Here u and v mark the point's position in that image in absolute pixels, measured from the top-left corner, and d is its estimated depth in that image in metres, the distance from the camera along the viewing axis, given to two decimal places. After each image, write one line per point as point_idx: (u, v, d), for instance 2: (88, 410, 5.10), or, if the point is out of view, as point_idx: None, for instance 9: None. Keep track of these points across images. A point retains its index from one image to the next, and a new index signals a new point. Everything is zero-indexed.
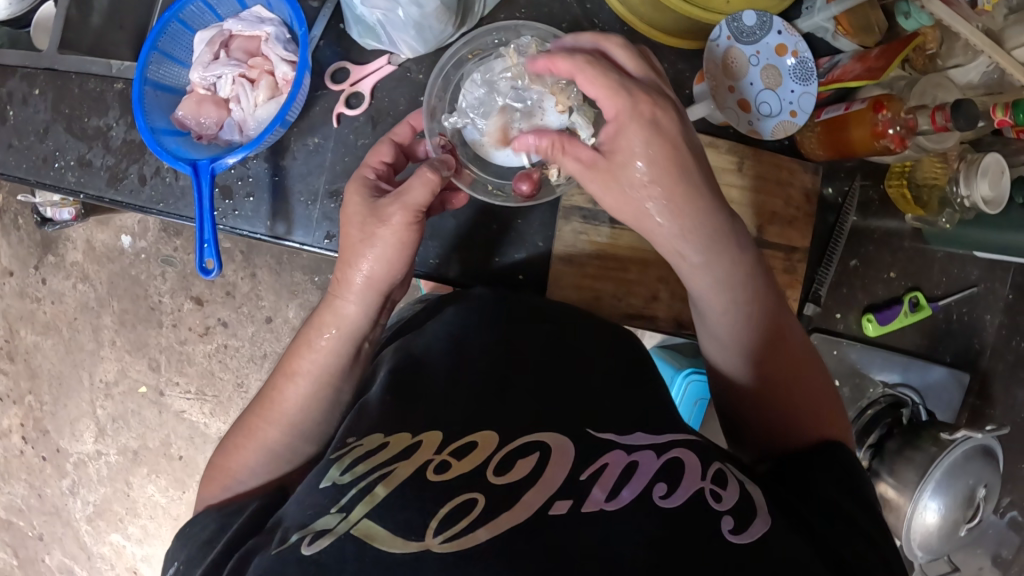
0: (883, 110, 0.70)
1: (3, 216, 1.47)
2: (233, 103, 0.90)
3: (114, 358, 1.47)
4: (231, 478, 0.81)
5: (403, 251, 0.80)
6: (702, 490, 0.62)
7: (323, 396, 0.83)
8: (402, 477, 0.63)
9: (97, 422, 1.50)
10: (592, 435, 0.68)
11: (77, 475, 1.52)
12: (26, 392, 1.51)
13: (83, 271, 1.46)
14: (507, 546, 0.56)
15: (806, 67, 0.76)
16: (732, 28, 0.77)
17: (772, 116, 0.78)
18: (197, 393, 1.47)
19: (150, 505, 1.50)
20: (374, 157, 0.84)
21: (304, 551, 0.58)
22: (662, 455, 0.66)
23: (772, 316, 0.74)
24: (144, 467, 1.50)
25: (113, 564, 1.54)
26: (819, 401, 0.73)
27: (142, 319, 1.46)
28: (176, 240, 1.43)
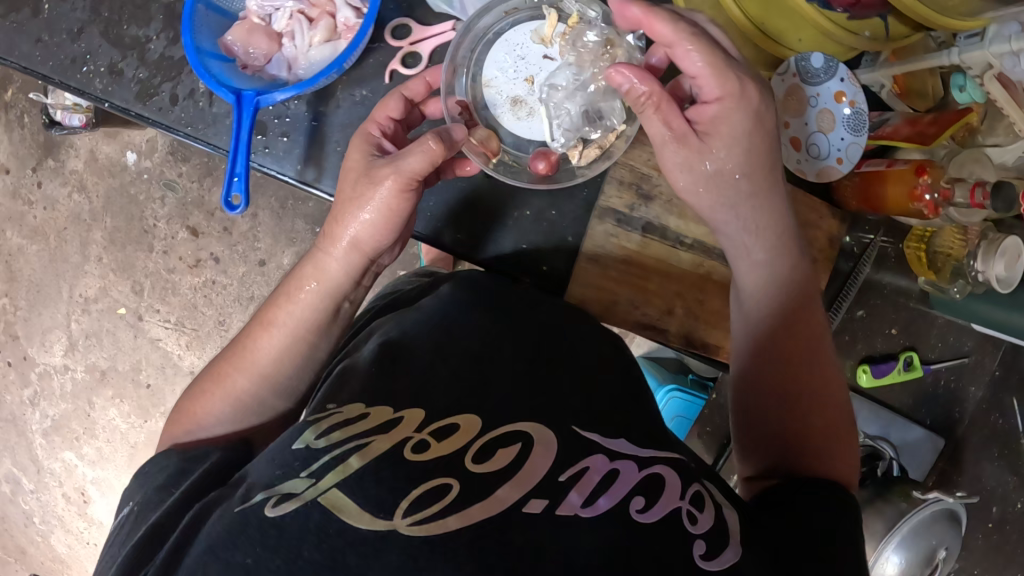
0: (925, 175, 0.72)
1: (7, 110, 1.41)
2: (287, 39, 0.88)
3: (97, 275, 1.44)
4: (195, 423, 0.81)
5: (392, 217, 0.80)
6: (679, 509, 0.62)
7: (297, 348, 0.82)
8: (378, 451, 0.64)
9: (69, 336, 1.46)
10: (579, 434, 0.68)
11: (40, 386, 1.48)
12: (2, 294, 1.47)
13: (81, 182, 1.42)
14: (474, 537, 0.56)
15: (861, 118, 0.75)
16: (798, 67, 0.76)
17: (820, 158, 0.76)
18: (177, 324, 1.45)
19: (109, 428, 1.48)
20: (381, 113, 0.84)
21: (267, 512, 0.59)
22: (643, 469, 0.65)
23: (808, 338, 0.77)
24: (109, 389, 1.47)
25: (62, 481, 1.51)
26: (833, 434, 0.73)
27: (133, 239, 1.43)
28: (181, 166, 1.39)
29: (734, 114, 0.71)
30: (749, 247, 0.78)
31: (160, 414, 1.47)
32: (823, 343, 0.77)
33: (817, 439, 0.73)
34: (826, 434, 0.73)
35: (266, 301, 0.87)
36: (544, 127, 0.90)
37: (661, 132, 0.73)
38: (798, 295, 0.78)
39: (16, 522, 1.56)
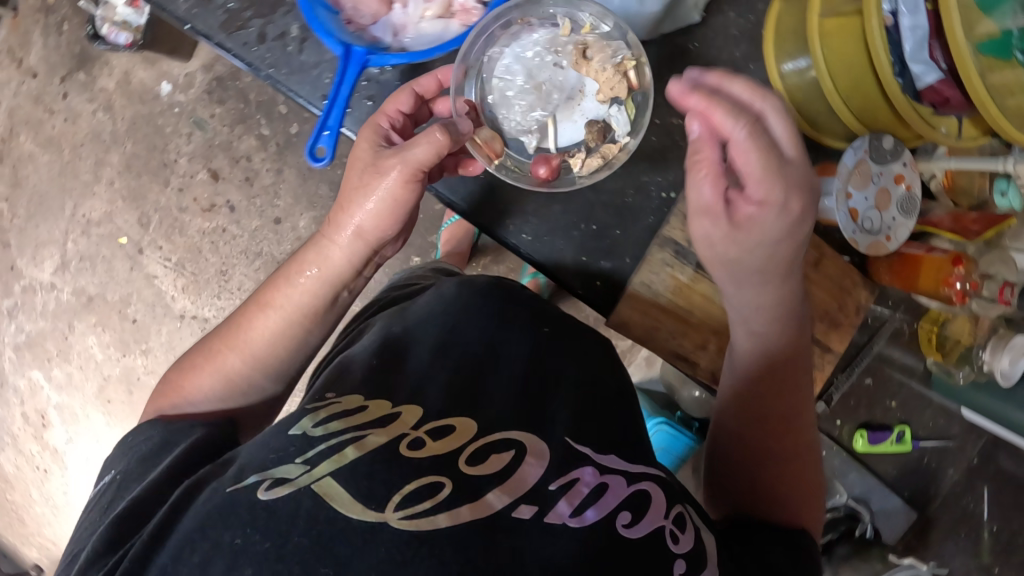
0: (960, 265, 0.79)
1: (47, 14, 1.37)
2: (398, 5, 0.89)
3: (106, 199, 1.40)
4: (183, 399, 0.78)
5: (398, 206, 0.77)
6: (663, 528, 0.61)
7: (291, 331, 0.81)
8: (374, 445, 0.61)
9: (61, 255, 1.42)
10: (571, 445, 0.67)
11: (21, 300, 1.44)
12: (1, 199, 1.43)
13: (109, 102, 1.38)
14: (462, 538, 0.54)
15: (911, 201, 0.81)
16: (871, 144, 0.78)
17: (871, 233, 0.79)
18: (177, 265, 1.42)
19: (84, 356, 1.45)
20: (391, 105, 0.80)
21: (259, 495, 0.55)
22: (632, 484, 0.64)
23: (786, 401, 0.77)
24: (93, 316, 1.44)
25: (24, 401, 1.47)
26: (801, 495, 0.75)
27: (150, 171, 1.39)
28: (216, 108, 1.37)
29: (779, 213, 0.67)
30: (747, 319, 0.77)
31: (139, 351, 1.45)
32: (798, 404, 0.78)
33: (782, 488, 0.74)
34: (794, 495, 0.75)
35: (265, 282, 0.85)
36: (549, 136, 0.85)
37: (703, 201, 0.68)
38: (786, 359, 0.78)
39: None
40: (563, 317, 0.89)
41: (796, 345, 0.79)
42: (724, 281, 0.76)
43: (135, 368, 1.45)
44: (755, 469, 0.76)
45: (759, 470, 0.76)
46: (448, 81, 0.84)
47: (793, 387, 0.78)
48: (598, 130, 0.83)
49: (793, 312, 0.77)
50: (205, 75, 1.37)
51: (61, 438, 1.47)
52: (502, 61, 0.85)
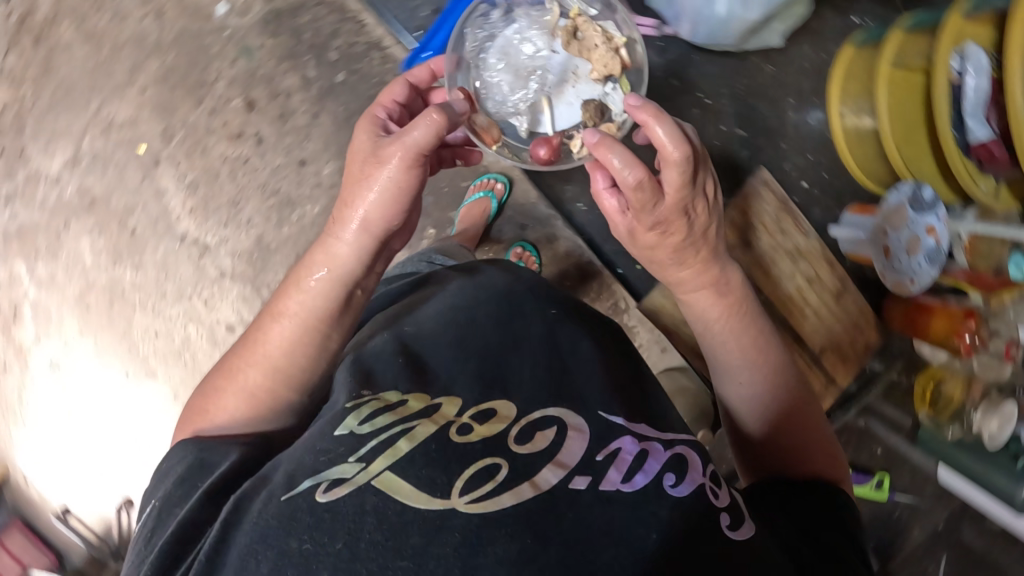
0: (972, 321, 1.02)
1: None
2: None
3: (133, 104, 1.39)
4: (208, 420, 0.77)
5: (402, 195, 0.77)
6: (704, 485, 0.66)
7: (310, 338, 0.79)
8: (423, 436, 0.63)
9: (74, 150, 1.42)
10: (604, 417, 0.70)
11: (21, 187, 1.45)
12: (24, 82, 1.40)
13: (160, 10, 1.37)
14: (531, 517, 0.56)
15: (937, 254, 0.96)
16: (910, 194, 0.98)
17: (896, 270, 1.01)
18: (190, 185, 1.39)
19: (72, 256, 1.47)
20: (387, 97, 0.88)
21: (318, 498, 0.56)
22: (668, 449, 0.69)
23: (758, 386, 0.84)
24: (92, 218, 1.44)
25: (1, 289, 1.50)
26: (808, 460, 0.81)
27: (185, 86, 1.37)
28: (267, 38, 1.35)
29: (650, 230, 0.81)
30: (708, 309, 0.86)
31: (131, 264, 1.44)
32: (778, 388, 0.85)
33: (811, 455, 0.81)
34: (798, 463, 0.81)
35: (273, 294, 0.84)
36: (547, 120, 1.09)
37: (611, 202, 0.84)
38: (749, 354, 0.85)
39: None
40: (578, 311, 0.93)
41: (769, 344, 0.87)
42: (679, 279, 0.87)
43: (122, 279, 1.44)
44: (776, 441, 0.83)
45: (780, 443, 0.83)
46: (440, 75, 1.01)
47: (766, 369, 0.85)
48: (595, 109, 1.05)
49: (744, 312, 0.86)
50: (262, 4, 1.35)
51: (35, 332, 1.51)
52: (498, 61, 1.10)
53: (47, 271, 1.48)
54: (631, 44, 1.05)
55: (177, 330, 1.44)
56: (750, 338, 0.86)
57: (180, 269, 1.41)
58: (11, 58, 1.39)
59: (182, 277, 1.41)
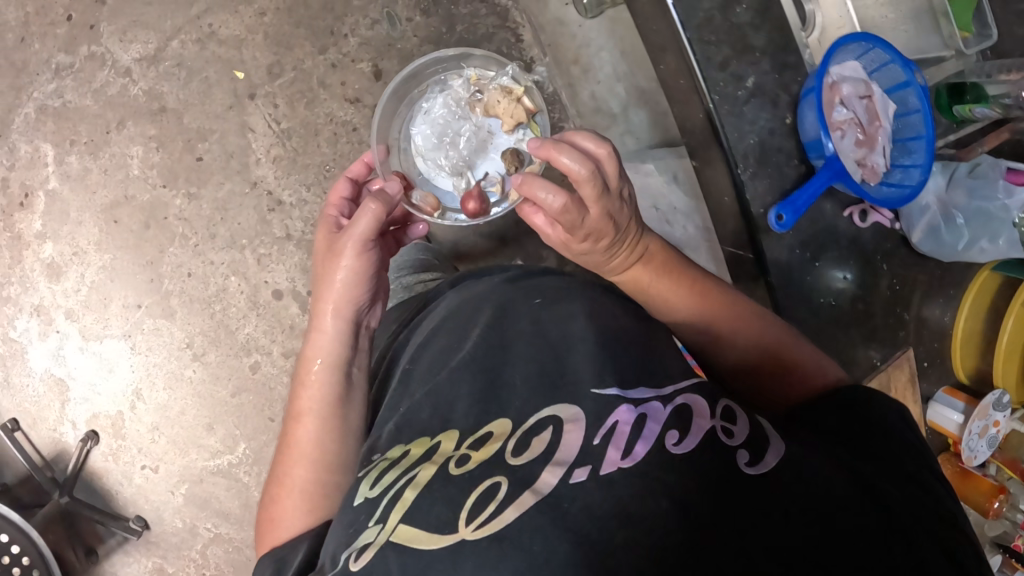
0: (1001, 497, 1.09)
1: None
2: (841, 133, 0.85)
3: (244, 25, 1.26)
4: (280, 533, 0.81)
5: (364, 275, 0.89)
6: (714, 428, 0.61)
7: (332, 424, 0.86)
8: (426, 478, 0.62)
9: (157, 46, 1.28)
10: (597, 394, 0.63)
11: (80, 66, 1.30)
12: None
13: None
14: (535, 522, 0.55)
15: (995, 440, 1.06)
16: (999, 397, 1.04)
17: (972, 455, 1.06)
18: (282, 133, 1.25)
19: (116, 160, 1.30)
20: (335, 201, 0.98)
21: (354, 567, 0.59)
22: (670, 403, 0.63)
23: (742, 356, 0.86)
24: (153, 127, 1.28)
25: (19, 168, 1.35)
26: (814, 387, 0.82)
27: (309, 27, 1.25)
28: (417, 15, 1.23)
29: (576, 229, 0.79)
30: (661, 279, 0.88)
31: (181, 191, 1.29)
32: (760, 341, 0.86)
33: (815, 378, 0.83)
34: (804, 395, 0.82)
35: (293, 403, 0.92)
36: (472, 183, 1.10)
37: (544, 222, 0.82)
38: (721, 329, 0.87)
39: None
40: (585, 291, 0.79)
41: (713, 290, 0.89)
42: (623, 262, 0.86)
43: (168, 205, 1.29)
44: (777, 379, 0.85)
45: (783, 374, 0.84)
46: (373, 162, 1.07)
47: (739, 337, 0.86)
48: (513, 156, 1.07)
49: (693, 277, 0.89)
50: None
51: (44, 226, 1.35)
52: (421, 143, 1.12)
53: (79, 164, 1.32)
54: (530, 92, 1.07)
55: (213, 278, 1.31)
56: (709, 310, 0.87)
57: (240, 218, 1.28)
58: None
59: (240, 226, 1.28)
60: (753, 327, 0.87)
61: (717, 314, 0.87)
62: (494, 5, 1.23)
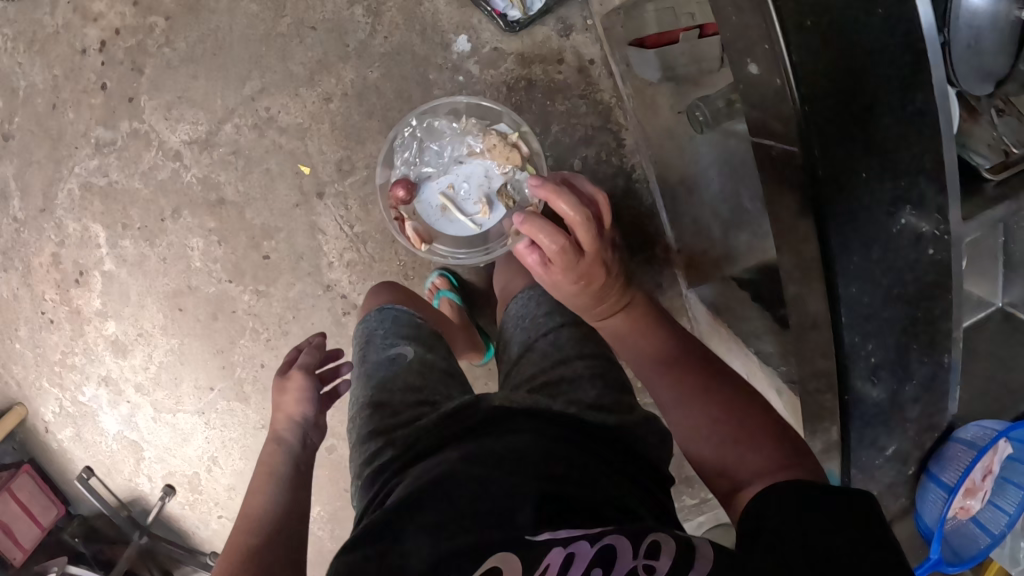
0: None
1: None
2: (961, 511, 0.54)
3: (307, 111, 1.10)
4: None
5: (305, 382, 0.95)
6: (635, 568, 0.50)
7: (283, 493, 0.80)
8: None
9: (208, 129, 1.13)
10: (533, 539, 0.54)
11: (123, 144, 1.16)
12: (159, 14, 1.10)
13: (379, 6, 1.07)
14: None
15: None
16: None
17: None
18: (355, 238, 1.15)
19: (174, 249, 1.20)
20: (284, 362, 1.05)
21: None
22: (597, 541, 0.52)
23: (678, 411, 0.70)
24: (212, 220, 1.17)
25: (70, 246, 1.25)
26: (774, 452, 0.59)
27: (383, 119, 1.10)
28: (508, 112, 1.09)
29: (568, 275, 0.82)
30: (632, 314, 0.84)
31: (247, 287, 1.21)
32: (720, 391, 0.69)
33: (772, 439, 0.60)
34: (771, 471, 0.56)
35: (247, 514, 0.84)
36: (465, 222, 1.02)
37: (535, 261, 0.84)
38: (664, 366, 0.75)
39: None
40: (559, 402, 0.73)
41: (690, 340, 0.79)
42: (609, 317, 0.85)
43: (235, 299, 1.22)
44: (723, 437, 0.64)
45: (727, 434, 0.63)
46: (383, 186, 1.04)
47: (687, 373, 0.72)
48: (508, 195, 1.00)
49: (662, 321, 0.84)
50: (513, 62, 1.07)
51: (103, 305, 1.28)
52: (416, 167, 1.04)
53: (135, 249, 1.22)
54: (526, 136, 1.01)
55: None
56: (663, 353, 0.77)
57: (313, 317, 1.22)
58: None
59: (313, 325, 1.23)
60: (714, 377, 0.71)
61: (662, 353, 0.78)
62: (595, 102, 1.08)
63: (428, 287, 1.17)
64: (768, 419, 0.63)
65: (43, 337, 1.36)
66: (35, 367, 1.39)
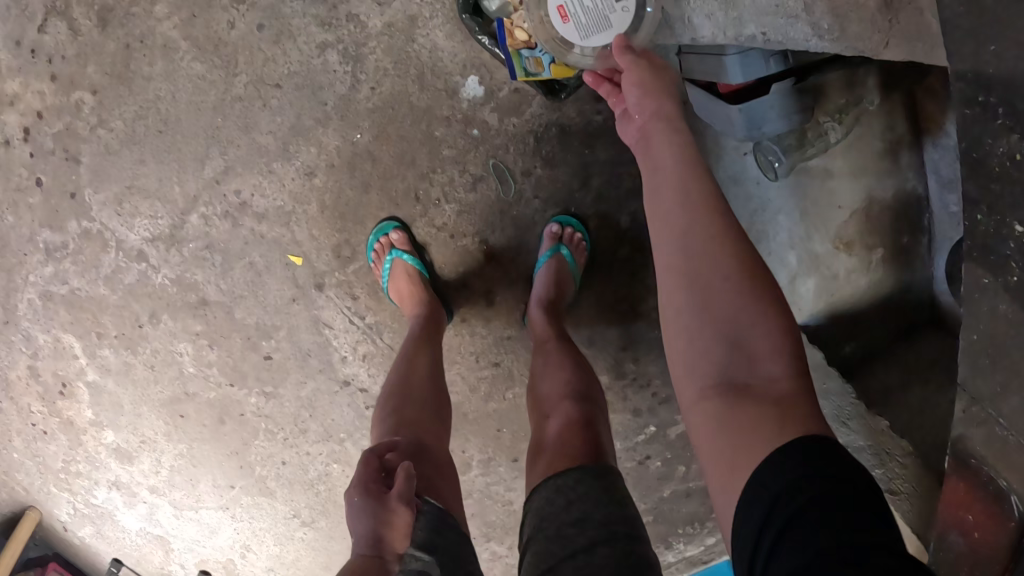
0: None
1: None
2: None
3: (287, 191, 0.89)
4: None
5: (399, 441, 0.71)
6: None
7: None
8: None
9: (171, 223, 0.91)
10: None
11: (75, 244, 0.94)
12: (84, 88, 0.86)
13: (358, 50, 0.83)
14: None
15: None
16: None
17: None
18: (369, 328, 0.98)
19: (160, 355, 1.02)
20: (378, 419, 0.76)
21: None
22: None
23: (691, 287, 0.54)
24: (198, 322, 0.97)
25: (38, 359, 1.05)
26: (768, 425, 0.46)
27: (383, 191, 0.89)
28: (538, 166, 0.88)
29: (644, 92, 0.64)
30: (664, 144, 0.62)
31: (254, 389, 1.03)
32: (762, 325, 0.51)
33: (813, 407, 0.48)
34: (738, 460, 0.47)
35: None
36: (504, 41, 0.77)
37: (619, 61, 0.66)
38: (702, 237, 0.54)
39: None
40: None
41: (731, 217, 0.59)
42: (640, 145, 0.64)
43: (242, 402, 1.05)
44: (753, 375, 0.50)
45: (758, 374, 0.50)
46: None
47: (737, 275, 0.52)
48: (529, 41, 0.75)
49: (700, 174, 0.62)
50: (540, 104, 0.85)
51: (96, 416, 1.10)
52: None
53: (117, 359, 1.03)
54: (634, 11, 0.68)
55: (313, 465, 1.12)
56: (708, 208, 0.56)
57: (333, 413, 1.05)
58: (87, 50, 0.85)
59: (334, 421, 1.06)
60: (772, 322, 0.51)
61: (705, 212, 0.56)
62: None
63: (460, 372, 1.01)
64: (799, 391, 0.49)
65: (38, 449, 1.17)
66: (39, 474, 1.21)
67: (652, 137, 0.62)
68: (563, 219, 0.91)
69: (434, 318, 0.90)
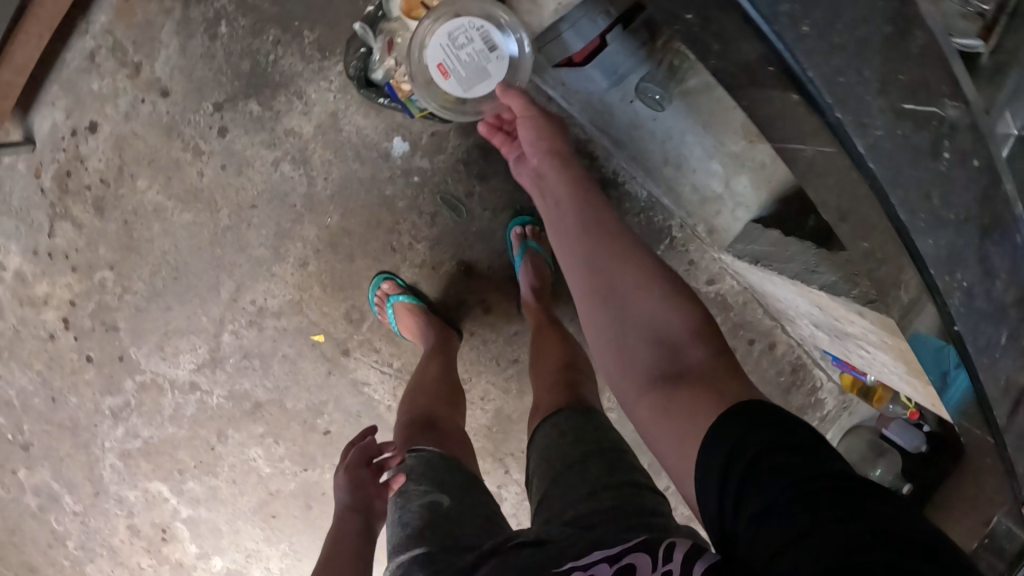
0: None
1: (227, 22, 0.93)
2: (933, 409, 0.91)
3: (292, 285, 1.05)
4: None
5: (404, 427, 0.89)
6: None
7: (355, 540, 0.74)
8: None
9: (209, 349, 1.07)
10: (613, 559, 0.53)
11: (136, 398, 1.10)
12: (102, 268, 1.03)
13: (303, 153, 1.00)
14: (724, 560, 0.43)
15: None
16: None
17: None
18: (398, 372, 1.12)
19: (238, 466, 1.15)
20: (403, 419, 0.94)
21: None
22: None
23: (614, 300, 0.63)
24: (260, 424, 1.12)
25: (134, 513, 1.18)
26: (701, 396, 0.54)
27: (366, 254, 1.06)
28: (477, 185, 1.04)
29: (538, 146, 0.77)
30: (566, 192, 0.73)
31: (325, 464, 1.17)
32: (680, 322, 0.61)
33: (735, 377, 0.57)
34: (687, 428, 0.54)
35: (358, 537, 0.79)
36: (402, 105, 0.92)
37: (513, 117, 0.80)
38: (614, 259, 0.65)
39: (44, 539, 1.21)
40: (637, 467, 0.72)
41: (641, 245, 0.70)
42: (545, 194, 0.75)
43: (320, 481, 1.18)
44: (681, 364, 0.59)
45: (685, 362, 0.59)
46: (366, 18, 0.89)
47: (650, 286, 0.63)
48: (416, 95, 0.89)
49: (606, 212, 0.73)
50: (457, 136, 1.02)
51: (199, 547, 1.23)
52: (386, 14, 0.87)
53: (202, 487, 1.16)
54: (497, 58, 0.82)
55: None
56: (613, 236, 0.67)
57: None
58: (90, 240, 1.02)
59: None
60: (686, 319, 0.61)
61: (615, 243, 0.66)
62: None
63: (489, 377, 1.15)
64: (721, 368, 0.58)
65: None
66: None
67: (552, 184, 0.74)
68: (517, 217, 1.07)
69: (445, 336, 1.05)
